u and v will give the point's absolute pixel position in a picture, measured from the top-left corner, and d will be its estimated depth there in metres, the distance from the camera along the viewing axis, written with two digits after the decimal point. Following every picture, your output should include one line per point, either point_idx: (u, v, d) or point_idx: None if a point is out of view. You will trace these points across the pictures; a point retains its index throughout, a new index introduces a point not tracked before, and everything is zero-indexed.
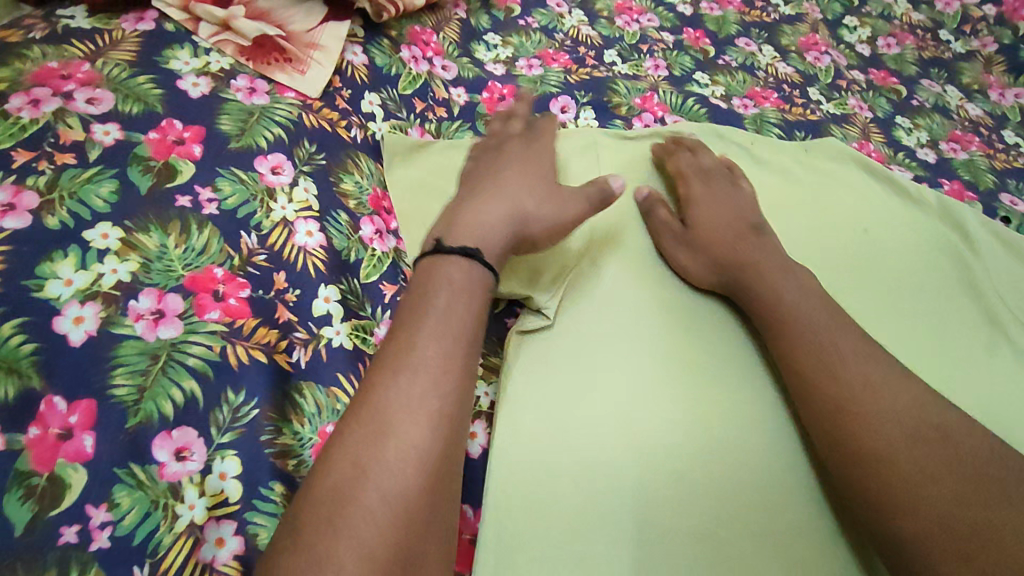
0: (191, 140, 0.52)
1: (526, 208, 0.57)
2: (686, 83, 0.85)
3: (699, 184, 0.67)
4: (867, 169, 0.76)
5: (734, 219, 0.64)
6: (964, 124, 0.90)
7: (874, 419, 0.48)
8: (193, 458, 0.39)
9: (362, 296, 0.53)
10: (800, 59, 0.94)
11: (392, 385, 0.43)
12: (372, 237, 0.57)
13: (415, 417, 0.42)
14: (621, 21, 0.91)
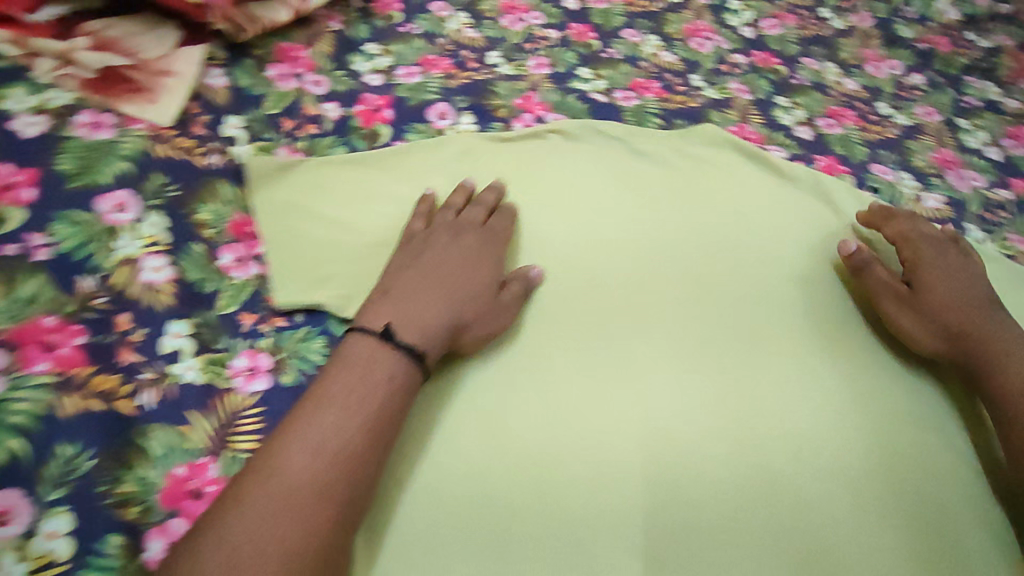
0: (23, 183, 0.54)
1: (470, 295, 0.58)
2: (569, 79, 0.85)
3: (930, 249, 0.67)
4: (742, 151, 0.79)
5: (962, 293, 0.64)
6: (840, 99, 0.93)
7: None
8: (14, 522, 0.41)
9: (217, 328, 0.53)
10: (685, 47, 0.95)
11: (298, 455, 0.45)
12: (231, 265, 0.57)
13: (317, 485, 0.44)
14: (506, 21, 0.91)
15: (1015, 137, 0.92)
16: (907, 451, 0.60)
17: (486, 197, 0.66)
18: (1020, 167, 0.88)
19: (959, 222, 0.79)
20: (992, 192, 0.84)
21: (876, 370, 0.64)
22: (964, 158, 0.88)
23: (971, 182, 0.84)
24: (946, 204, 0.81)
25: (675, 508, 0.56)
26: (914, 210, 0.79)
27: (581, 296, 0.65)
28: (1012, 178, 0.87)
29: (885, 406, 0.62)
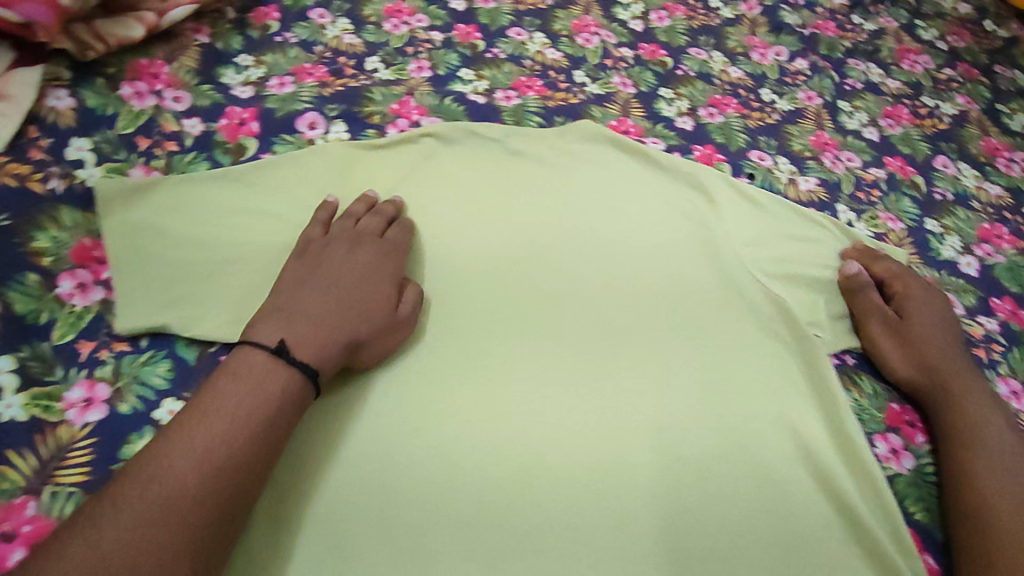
0: None
1: (370, 312, 0.56)
2: (449, 81, 0.85)
3: (917, 287, 0.68)
4: (618, 145, 0.79)
5: (938, 333, 0.65)
6: (723, 88, 0.93)
7: (980, 448, 0.56)
8: None
9: (50, 360, 0.53)
10: (570, 43, 0.95)
11: (175, 467, 0.42)
12: (71, 293, 0.57)
13: (196, 493, 0.43)
14: (388, 25, 0.93)
15: (893, 117, 0.95)
16: (770, 430, 0.59)
17: (387, 209, 0.66)
18: (897, 146, 0.90)
19: (830, 205, 0.79)
20: (866, 172, 0.84)
21: (740, 350, 0.63)
22: (841, 139, 0.89)
23: (846, 163, 0.85)
24: (819, 186, 0.81)
25: (528, 509, 0.55)
26: (787, 194, 0.80)
27: (445, 301, 0.64)
28: (887, 157, 0.88)
29: (747, 389, 0.61)
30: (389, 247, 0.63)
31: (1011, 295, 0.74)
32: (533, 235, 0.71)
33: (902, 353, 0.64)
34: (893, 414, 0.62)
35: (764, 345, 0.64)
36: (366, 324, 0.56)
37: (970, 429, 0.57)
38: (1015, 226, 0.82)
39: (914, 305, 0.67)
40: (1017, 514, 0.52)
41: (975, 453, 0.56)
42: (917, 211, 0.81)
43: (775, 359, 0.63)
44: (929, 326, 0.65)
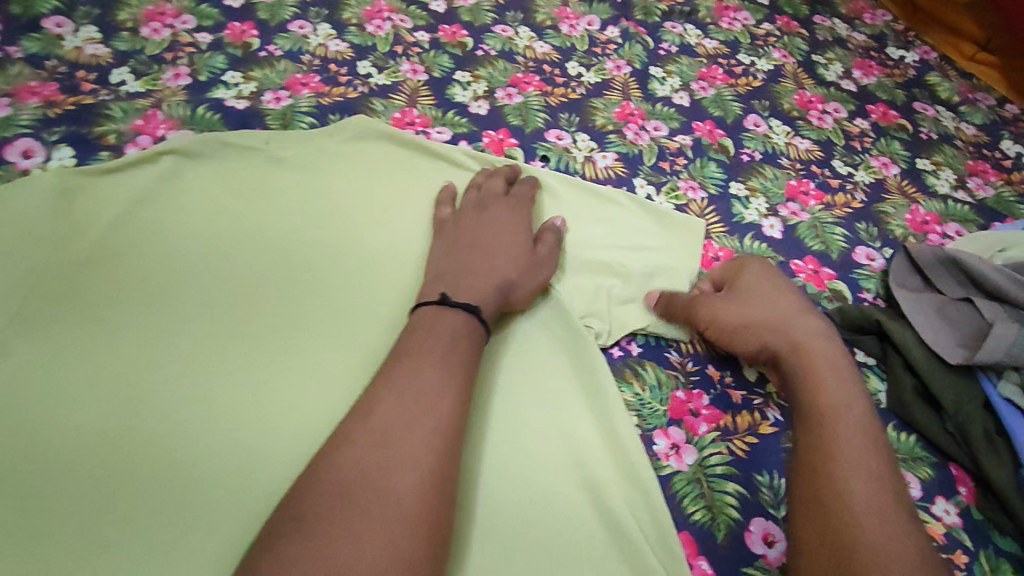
0: None
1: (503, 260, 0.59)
2: (208, 88, 0.77)
3: (754, 262, 0.64)
4: (397, 142, 0.73)
5: (778, 302, 0.60)
6: (527, 65, 0.86)
7: (841, 438, 0.49)
8: None
9: None
10: (359, 32, 0.86)
11: (411, 383, 0.46)
12: None
13: (432, 409, 0.45)
14: (146, 31, 0.81)
15: (706, 79, 0.90)
16: (536, 439, 0.54)
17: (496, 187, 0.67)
18: (708, 109, 0.85)
19: (628, 180, 0.75)
20: (671, 141, 0.80)
21: (509, 355, 0.58)
22: (648, 108, 0.84)
23: (651, 133, 0.80)
24: (617, 160, 0.77)
25: None
26: (583, 173, 0.75)
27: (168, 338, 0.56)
28: (696, 122, 0.83)
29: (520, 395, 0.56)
30: (516, 200, 0.66)
31: (813, 254, 0.70)
32: (293, 253, 0.63)
33: (766, 319, 0.58)
34: (677, 404, 0.58)
35: (550, 350, 0.59)
36: (510, 274, 0.58)
37: (833, 417, 0.51)
38: (823, 179, 0.79)
39: (772, 276, 0.63)
40: (875, 517, 0.45)
41: (840, 452, 0.48)
42: (723, 175, 0.77)
43: (561, 363, 0.58)
44: (789, 297, 0.60)
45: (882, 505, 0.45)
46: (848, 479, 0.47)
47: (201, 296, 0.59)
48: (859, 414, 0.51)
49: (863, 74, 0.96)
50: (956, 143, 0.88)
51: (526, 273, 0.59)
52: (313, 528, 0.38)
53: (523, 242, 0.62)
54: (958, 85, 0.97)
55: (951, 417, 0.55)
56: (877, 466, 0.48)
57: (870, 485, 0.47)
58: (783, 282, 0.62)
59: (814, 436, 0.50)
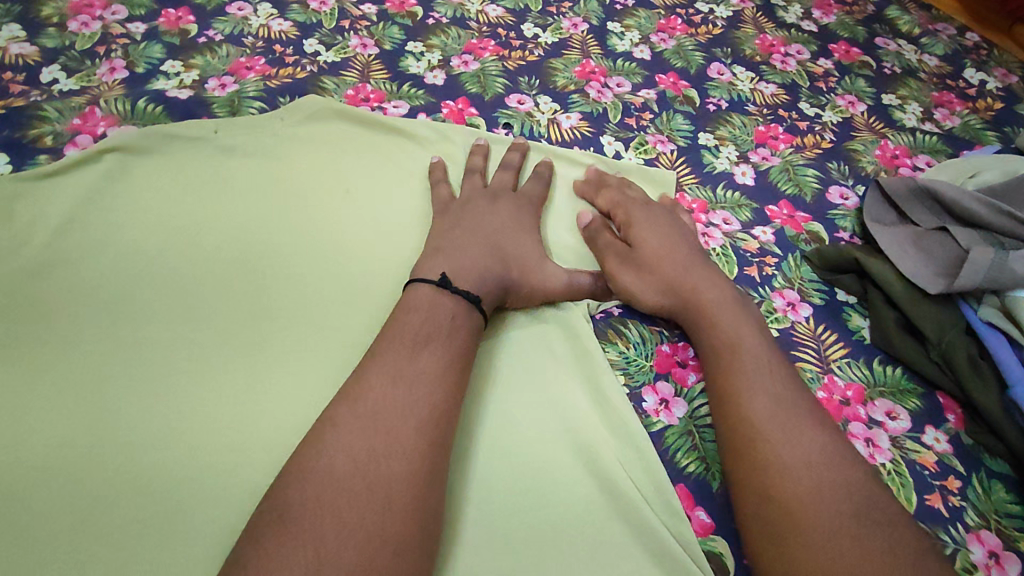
0: None
1: (483, 237, 0.57)
2: (147, 79, 0.73)
3: (638, 214, 0.62)
4: (353, 119, 0.70)
5: (670, 248, 0.59)
6: (481, 30, 0.83)
7: (744, 365, 0.50)
8: None
9: None
10: (301, 9, 0.82)
11: (405, 370, 0.44)
12: None
13: (427, 399, 0.44)
14: (75, 25, 0.76)
15: (665, 30, 0.87)
16: (528, 413, 0.52)
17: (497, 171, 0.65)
18: (670, 61, 0.83)
19: (595, 139, 0.73)
20: (635, 96, 0.78)
21: (513, 328, 0.57)
22: (609, 65, 0.81)
23: (614, 90, 0.78)
24: (582, 120, 0.75)
25: None
26: (549, 136, 0.73)
27: (129, 345, 0.53)
28: (659, 75, 0.81)
29: (518, 367, 0.55)
30: (527, 196, 0.63)
31: (788, 198, 0.69)
32: (258, 246, 0.60)
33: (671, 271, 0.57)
34: (662, 358, 0.57)
35: (550, 320, 0.58)
36: (486, 249, 0.56)
37: (730, 348, 0.52)
38: (792, 122, 0.78)
39: (643, 230, 0.61)
40: (782, 434, 0.46)
41: (746, 381, 0.49)
42: (691, 127, 0.76)
43: (562, 332, 0.57)
44: (668, 242, 0.59)
45: (787, 421, 0.47)
46: (750, 403, 0.48)
47: (164, 296, 0.56)
48: (753, 338, 0.53)
49: (823, 13, 0.94)
50: (920, 76, 0.87)
51: (526, 258, 0.57)
52: (296, 519, 0.37)
53: (509, 221, 0.60)
54: (918, 18, 0.96)
55: (935, 347, 0.55)
56: (780, 385, 0.49)
57: (773, 404, 0.48)
58: (649, 218, 0.62)
59: (721, 371, 0.51)
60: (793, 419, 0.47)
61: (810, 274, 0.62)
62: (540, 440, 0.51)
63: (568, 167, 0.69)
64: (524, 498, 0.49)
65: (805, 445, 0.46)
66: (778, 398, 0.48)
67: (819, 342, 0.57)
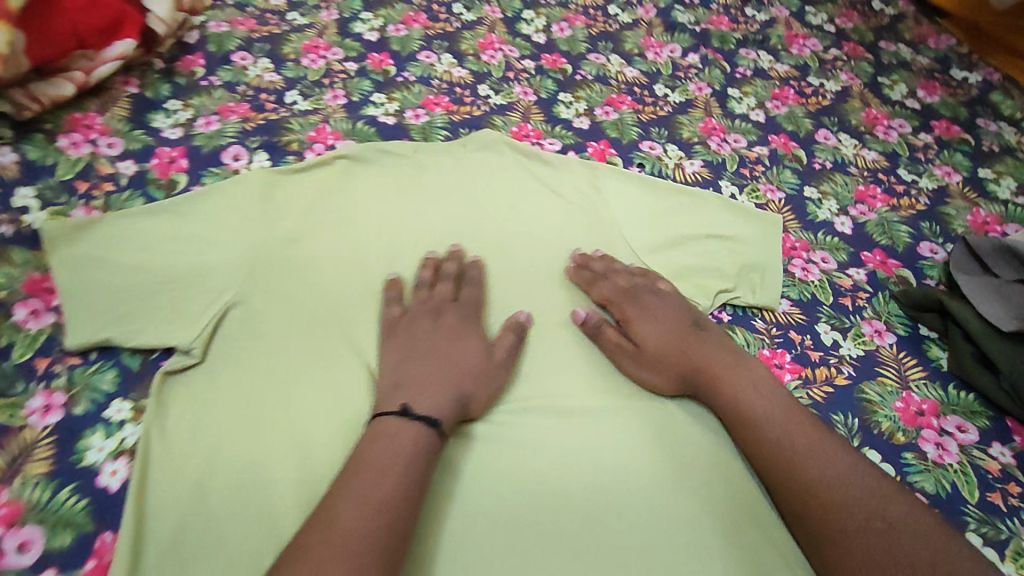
0: None
1: (462, 376, 0.62)
2: (361, 106, 0.93)
3: (629, 303, 0.72)
4: (517, 150, 0.87)
5: (673, 325, 0.70)
6: (620, 87, 1.00)
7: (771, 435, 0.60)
8: None
9: (11, 376, 0.61)
10: (476, 60, 1.02)
11: (368, 495, 0.50)
12: (26, 319, 0.64)
13: (387, 521, 0.49)
14: (306, 62, 0.99)
15: (779, 98, 1.01)
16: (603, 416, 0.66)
17: (448, 292, 0.70)
18: (782, 124, 0.96)
19: (714, 182, 0.87)
20: (750, 151, 0.92)
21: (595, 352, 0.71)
22: (728, 123, 0.96)
23: (732, 145, 0.92)
24: (703, 167, 0.89)
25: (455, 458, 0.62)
26: (674, 177, 0.88)
27: (360, 302, 0.71)
28: (771, 136, 0.94)
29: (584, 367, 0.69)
30: (468, 303, 0.70)
31: (881, 247, 0.80)
32: (444, 239, 0.78)
33: (679, 344, 0.68)
34: (763, 358, 0.68)
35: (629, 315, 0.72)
36: (471, 398, 0.62)
37: (753, 425, 0.61)
38: (890, 185, 0.89)
39: (637, 313, 0.71)
40: (831, 486, 0.56)
41: (781, 451, 0.59)
42: (797, 180, 0.88)
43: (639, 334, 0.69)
44: (656, 328, 0.69)
45: (830, 474, 0.57)
46: (793, 468, 0.58)
47: (384, 269, 0.74)
48: (769, 403, 0.62)
49: (927, 93, 1.05)
50: (1018, 155, 0.96)
51: (484, 383, 0.64)
52: None
53: (476, 347, 0.66)
54: (1020, 104, 1.05)
55: (1006, 377, 0.64)
56: (809, 442, 0.59)
57: (813, 461, 0.58)
58: (637, 296, 0.72)
59: (753, 447, 0.61)
60: (824, 477, 0.57)
61: (897, 311, 0.73)
62: (598, 435, 0.64)
63: (675, 190, 0.83)
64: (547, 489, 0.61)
65: (848, 492, 0.55)
66: (812, 460, 0.58)
67: (901, 364, 0.68)
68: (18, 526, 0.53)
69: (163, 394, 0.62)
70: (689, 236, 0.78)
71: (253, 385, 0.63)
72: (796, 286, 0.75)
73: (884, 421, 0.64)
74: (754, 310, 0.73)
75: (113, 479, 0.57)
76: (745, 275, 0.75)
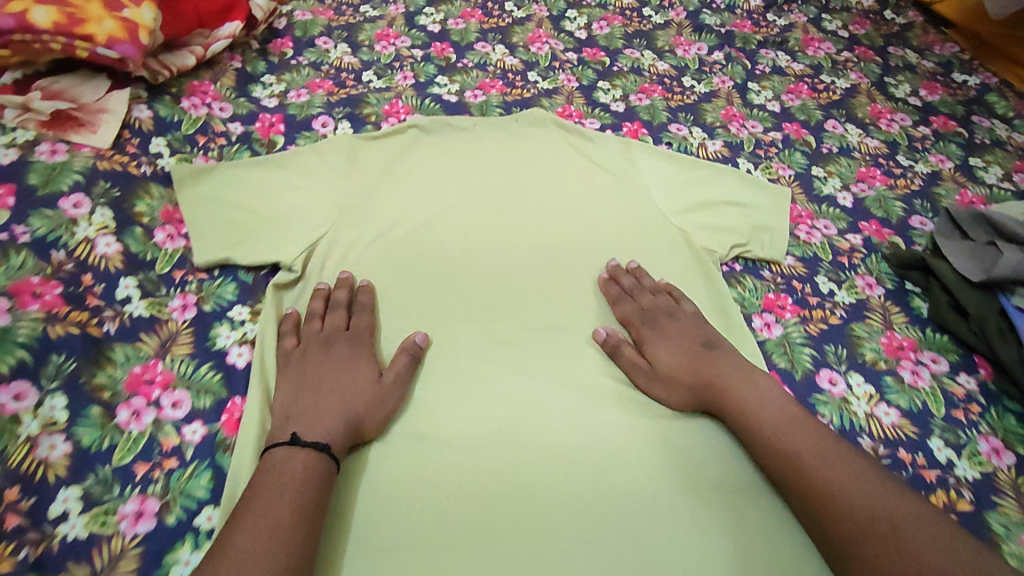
0: (6, 194, 0.74)
1: (351, 401, 0.67)
2: (427, 86, 1.08)
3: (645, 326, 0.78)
4: (563, 128, 1.00)
5: (685, 345, 0.76)
6: (652, 78, 1.13)
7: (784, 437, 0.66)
8: (28, 398, 0.62)
9: (157, 282, 0.76)
10: (526, 51, 1.16)
11: (274, 512, 0.55)
12: (164, 240, 0.79)
13: (291, 531, 0.55)
14: (379, 47, 1.13)
15: (794, 92, 1.14)
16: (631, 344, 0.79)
17: (340, 321, 0.74)
18: (795, 114, 1.09)
19: (732, 160, 1.00)
20: (766, 136, 1.04)
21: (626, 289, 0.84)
22: (747, 112, 1.09)
23: (750, 130, 1.05)
24: (724, 147, 1.02)
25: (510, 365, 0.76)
26: (699, 154, 1.01)
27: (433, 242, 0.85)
28: (785, 123, 1.07)
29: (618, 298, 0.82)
30: (356, 332, 0.74)
31: (876, 219, 0.92)
32: (500, 194, 0.91)
33: (693, 360, 0.74)
34: (768, 301, 0.82)
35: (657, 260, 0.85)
36: (363, 422, 0.67)
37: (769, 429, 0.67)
38: (888, 168, 1.01)
39: (653, 331, 0.77)
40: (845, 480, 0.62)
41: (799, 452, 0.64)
42: (806, 161, 1.01)
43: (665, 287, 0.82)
44: (671, 348, 0.75)
45: (843, 466, 0.62)
46: (811, 468, 0.63)
47: (451, 218, 0.88)
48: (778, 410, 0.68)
49: (928, 93, 1.17)
50: (1006, 148, 1.07)
51: (375, 407, 0.68)
52: None
53: (371, 372, 0.71)
54: (1013, 104, 1.16)
55: (974, 320, 0.77)
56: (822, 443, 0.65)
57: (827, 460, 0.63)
58: (651, 317, 0.79)
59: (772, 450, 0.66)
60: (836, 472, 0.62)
61: (886, 269, 0.86)
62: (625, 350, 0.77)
63: (701, 165, 0.93)
64: (513, 448, 0.70)
65: (857, 483, 0.61)
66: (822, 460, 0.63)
67: (887, 311, 0.82)
68: (171, 389, 0.68)
69: (276, 301, 0.78)
70: (715, 202, 0.90)
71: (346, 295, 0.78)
72: (800, 246, 0.88)
73: (868, 353, 0.77)
74: (762, 262, 0.87)
75: (239, 359, 0.73)
76: (758, 235, 0.88)
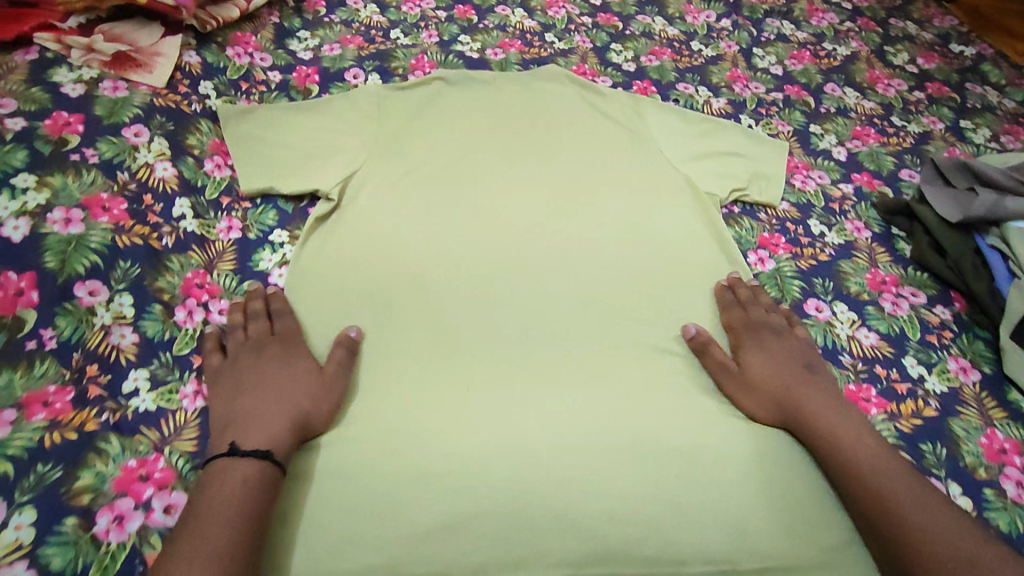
0: (76, 122, 0.82)
1: (295, 399, 0.66)
2: (451, 44, 1.15)
3: (747, 334, 0.78)
4: (576, 83, 1.07)
5: (787, 363, 0.75)
6: (662, 42, 1.20)
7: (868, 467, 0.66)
8: (100, 294, 0.71)
9: (207, 206, 0.84)
10: (544, 15, 1.23)
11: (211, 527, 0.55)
12: (213, 170, 0.87)
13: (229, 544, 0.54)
14: (406, 7, 1.20)
15: (797, 58, 1.20)
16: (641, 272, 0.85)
17: (264, 328, 0.73)
18: (797, 77, 1.16)
19: (735, 116, 1.07)
20: (768, 96, 1.11)
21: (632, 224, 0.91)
22: (751, 74, 1.15)
23: (753, 90, 1.12)
24: (727, 104, 1.09)
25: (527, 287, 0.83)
26: (704, 110, 1.08)
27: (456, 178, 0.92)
28: (786, 85, 1.14)
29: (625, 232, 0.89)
30: (285, 333, 0.73)
31: (868, 171, 0.99)
32: (519, 139, 0.98)
33: (788, 377, 0.74)
34: (764, 240, 0.90)
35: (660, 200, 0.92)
36: (308, 420, 0.66)
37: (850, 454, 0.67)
38: (882, 127, 1.07)
39: (749, 342, 0.77)
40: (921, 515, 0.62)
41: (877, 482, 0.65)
42: (805, 120, 1.07)
43: (671, 226, 0.89)
44: (769, 362, 0.75)
45: (925, 507, 0.63)
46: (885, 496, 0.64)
47: (473, 155, 0.95)
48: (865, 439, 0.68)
49: (925, 61, 1.23)
50: (996, 112, 1.13)
51: (319, 400, 0.68)
52: None
53: (309, 367, 0.70)
54: (1006, 73, 1.22)
55: (950, 258, 0.85)
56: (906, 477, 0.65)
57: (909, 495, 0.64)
58: (753, 327, 0.78)
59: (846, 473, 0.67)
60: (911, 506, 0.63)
61: (875, 215, 0.93)
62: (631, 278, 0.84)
63: (703, 120, 1.00)
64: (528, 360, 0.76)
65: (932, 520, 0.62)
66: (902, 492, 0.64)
67: (871, 251, 0.89)
68: (218, 297, 0.77)
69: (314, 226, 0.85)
70: (716, 150, 0.96)
71: (377, 223, 0.86)
72: (795, 193, 0.95)
73: (853, 286, 0.85)
74: (759, 206, 0.94)
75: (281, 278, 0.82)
76: (756, 181, 0.94)
